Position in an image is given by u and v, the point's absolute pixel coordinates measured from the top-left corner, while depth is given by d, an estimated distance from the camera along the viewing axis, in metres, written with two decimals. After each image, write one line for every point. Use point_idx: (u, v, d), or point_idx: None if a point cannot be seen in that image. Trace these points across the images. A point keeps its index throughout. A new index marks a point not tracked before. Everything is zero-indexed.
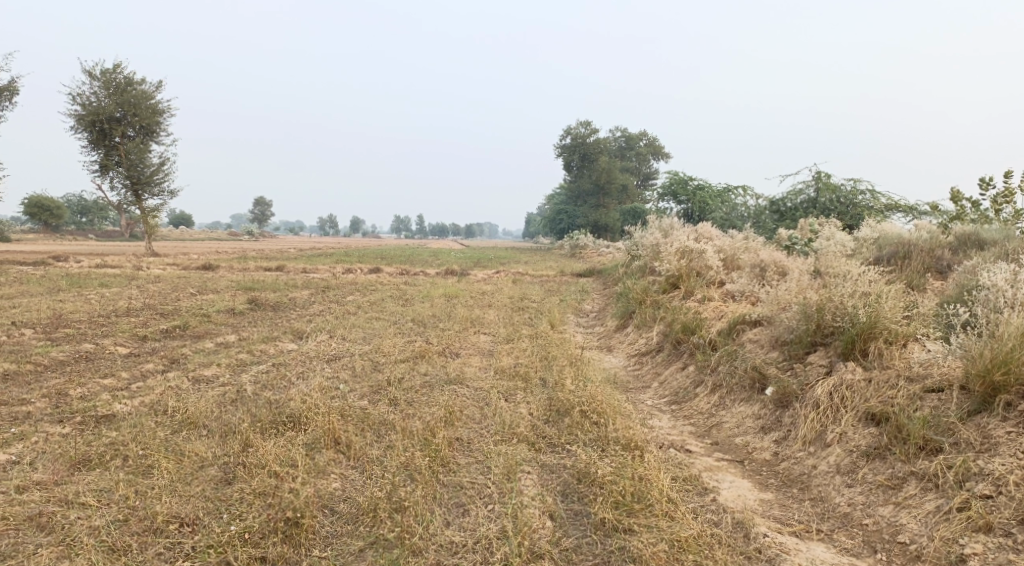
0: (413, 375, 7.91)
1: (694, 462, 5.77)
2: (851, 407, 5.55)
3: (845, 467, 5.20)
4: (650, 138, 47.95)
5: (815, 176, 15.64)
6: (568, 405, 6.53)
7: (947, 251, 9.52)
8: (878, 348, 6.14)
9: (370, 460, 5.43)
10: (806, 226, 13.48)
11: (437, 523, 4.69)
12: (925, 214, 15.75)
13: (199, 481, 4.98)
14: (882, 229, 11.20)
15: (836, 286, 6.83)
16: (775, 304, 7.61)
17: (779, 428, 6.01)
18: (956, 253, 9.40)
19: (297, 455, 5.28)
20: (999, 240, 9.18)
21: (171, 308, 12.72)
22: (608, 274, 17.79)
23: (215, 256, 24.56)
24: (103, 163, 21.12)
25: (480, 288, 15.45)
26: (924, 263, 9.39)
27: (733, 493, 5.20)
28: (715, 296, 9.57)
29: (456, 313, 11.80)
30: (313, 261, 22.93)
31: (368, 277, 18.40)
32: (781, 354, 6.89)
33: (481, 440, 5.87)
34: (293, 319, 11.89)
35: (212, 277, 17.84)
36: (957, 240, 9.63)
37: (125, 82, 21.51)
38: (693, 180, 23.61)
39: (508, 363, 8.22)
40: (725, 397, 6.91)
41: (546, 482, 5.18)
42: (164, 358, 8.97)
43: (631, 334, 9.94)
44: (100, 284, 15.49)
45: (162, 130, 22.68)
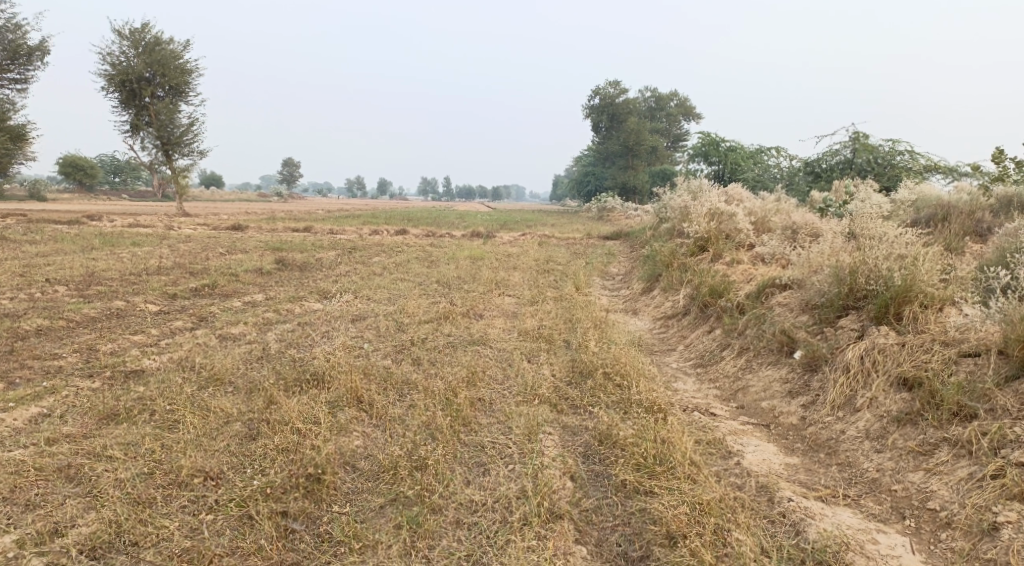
0: (437, 335, 7.91)
1: (719, 426, 5.70)
2: (883, 372, 5.42)
3: (874, 432, 5.09)
4: (682, 98, 46.99)
5: (851, 136, 15.18)
6: (592, 367, 6.48)
7: (988, 214, 9.23)
8: (913, 312, 5.96)
9: (392, 418, 5.44)
10: (841, 188, 13.14)
11: (457, 482, 4.68)
12: (966, 176, 15.27)
13: (223, 437, 5.03)
14: (920, 192, 10.88)
15: (870, 248, 6.64)
16: (806, 267, 7.45)
17: (807, 392, 5.90)
18: (997, 215, 9.10)
19: (319, 413, 5.30)
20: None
21: (200, 267, 12.83)
22: (636, 236, 17.58)
23: (244, 217, 24.78)
24: (134, 123, 21.27)
25: (506, 251, 15.36)
26: (964, 226, 9.12)
27: (758, 457, 5.13)
28: (744, 259, 9.41)
29: (481, 275, 11.75)
30: (341, 222, 22.98)
31: (394, 238, 18.39)
32: (811, 318, 6.74)
33: (503, 401, 5.86)
34: (320, 279, 11.94)
35: (241, 237, 17.97)
36: (999, 203, 9.32)
37: (154, 42, 21.49)
38: (725, 141, 23.06)
39: (533, 325, 8.18)
40: (752, 360, 6.81)
41: (568, 443, 5.15)
42: (193, 317, 9.07)
43: (658, 296, 9.83)
44: (131, 243, 15.68)
45: (191, 90, 22.71)
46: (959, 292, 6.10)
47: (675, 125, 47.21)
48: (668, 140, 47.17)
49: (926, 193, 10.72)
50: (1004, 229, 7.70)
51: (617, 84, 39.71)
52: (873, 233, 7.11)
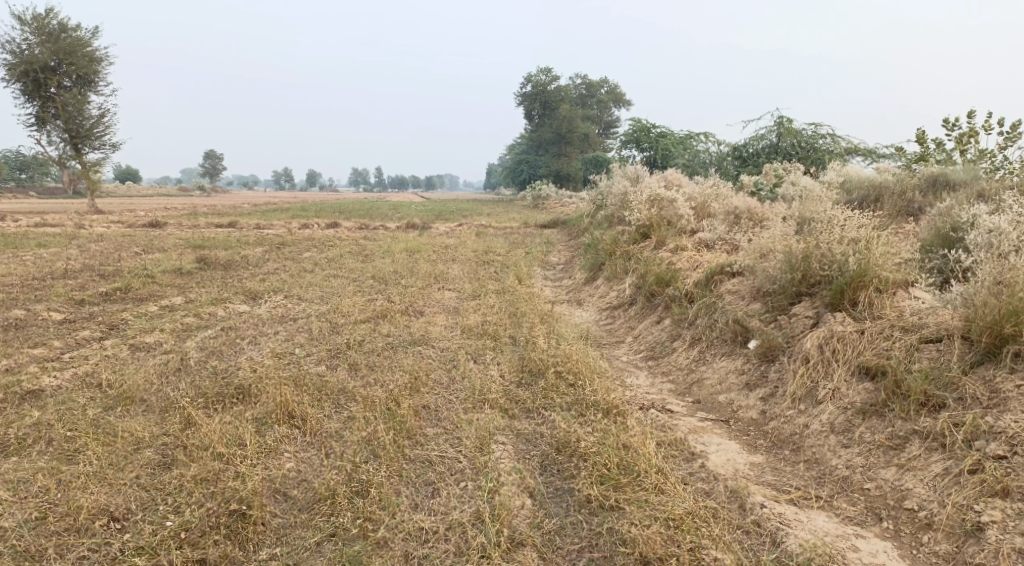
0: (375, 337, 7.39)
1: (678, 424, 5.41)
2: (844, 361, 5.21)
3: (840, 426, 4.87)
4: (611, 85, 47.20)
5: (776, 120, 15.26)
6: (542, 366, 6.12)
7: (920, 194, 9.24)
8: (869, 297, 5.78)
9: (328, 435, 4.94)
10: (772, 171, 13.13)
11: (404, 508, 4.24)
12: (885, 157, 15.62)
13: (132, 467, 4.45)
14: (849, 173, 10.90)
15: (821, 233, 6.45)
16: (755, 253, 7.23)
17: (766, 384, 5.65)
18: (927, 195, 9.13)
19: (245, 433, 4.76)
20: (972, 182, 8.91)
21: (113, 268, 11.89)
22: (574, 224, 17.31)
23: (164, 214, 23.46)
24: (39, 116, 19.77)
25: (443, 242, 14.87)
26: (897, 208, 9.10)
27: (723, 458, 4.85)
28: (687, 244, 9.16)
29: (418, 268, 11.24)
30: (269, 217, 22.01)
31: (325, 232, 17.64)
32: (763, 305, 6.52)
33: (449, 407, 5.43)
34: (245, 278, 11.22)
35: (159, 235, 16.90)
36: (929, 182, 9.36)
37: (59, 29, 20.02)
38: (656, 127, 23.02)
39: (476, 322, 7.75)
40: (705, 351, 6.55)
41: (523, 454, 4.75)
42: (103, 325, 8.28)
43: (602, 285, 9.54)
44: (38, 244, 14.53)
45: (102, 80, 21.30)
46: (911, 276, 5.96)
47: (606, 111, 47.38)
48: (599, 126, 47.35)
49: (854, 175, 10.73)
50: (940, 208, 7.65)
51: (547, 70, 39.42)
52: (820, 217, 6.93)
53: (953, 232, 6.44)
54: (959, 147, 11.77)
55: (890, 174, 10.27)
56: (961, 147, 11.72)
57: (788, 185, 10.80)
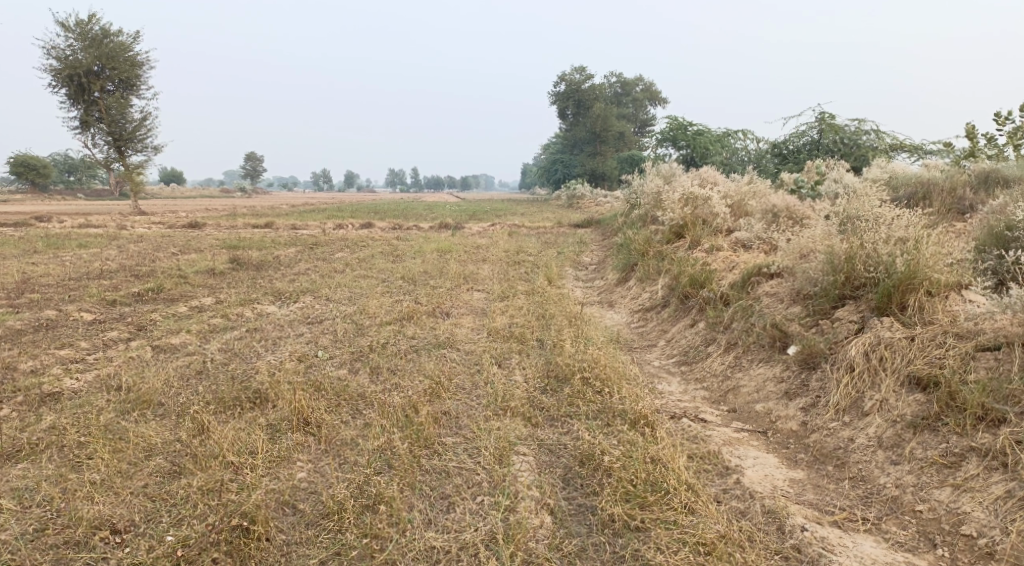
0: (399, 339, 7.20)
1: (712, 435, 5.11)
2: (892, 370, 4.86)
3: (888, 441, 4.53)
4: (648, 82, 46.62)
5: (818, 116, 14.74)
6: (569, 371, 5.85)
7: (971, 191, 8.75)
8: (919, 301, 5.41)
9: (343, 443, 4.75)
10: (813, 168, 12.65)
11: (416, 524, 4.04)
12: (932, 152, 15.01)
13: (139, 475, 4.33)
14: (894, 170, 10.42)
15: (866, 233, 6.08)
16: (795, 253, 6.87)
17: (806, 393, 5.31)
18: (980, 192, 8.65)
19: (257, 440, 4.61)
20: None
21: (147, 269, 11.93)
22: (608, 224, 16.95)
23: (203, 214, 23.68)
24: (83, 119, 20.08)
25: (475, 242, 14.65)
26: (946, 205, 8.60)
27: (759, 473, 4.54)
28: (723, 243, 8.80)
29: (448, 269, 11.04)
30: (304, 217, 22.06)
31: (359, 232, 17.58)
32: (803, 309, 6.16)
33: (470, 414, 5.21)
34: (275, 279, 11.14)
35: (196, 236, 17.02)
36: (980, 178, 8.87)
37: (102, 34, 20.30)
38: (693, 125, 22.54)
39: (503, 324, 7.51)
40: (741, 357, 6.21)
41: (545, 467, 4.51)
42: (130, 326, 8.24)
43: (634, 287, 9.23)
44: (78, 245, 14.72)
45: (143, 84, 21.58)
46: (964, 278, 5.57)
47: (641, 110, 46.81)
48: (635, 125, 46.80)
49: (899, 172, 10.25)
50: (993, 206, 7.19)
51: (581, 70, 39.05)
52: (865, 215, 6.56)
53: (1007, 231, 6.06)
54: (1011, 141, 11.20)
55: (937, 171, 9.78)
56: (1013, 142, 11.15)
57: (829, 182, 10.37)
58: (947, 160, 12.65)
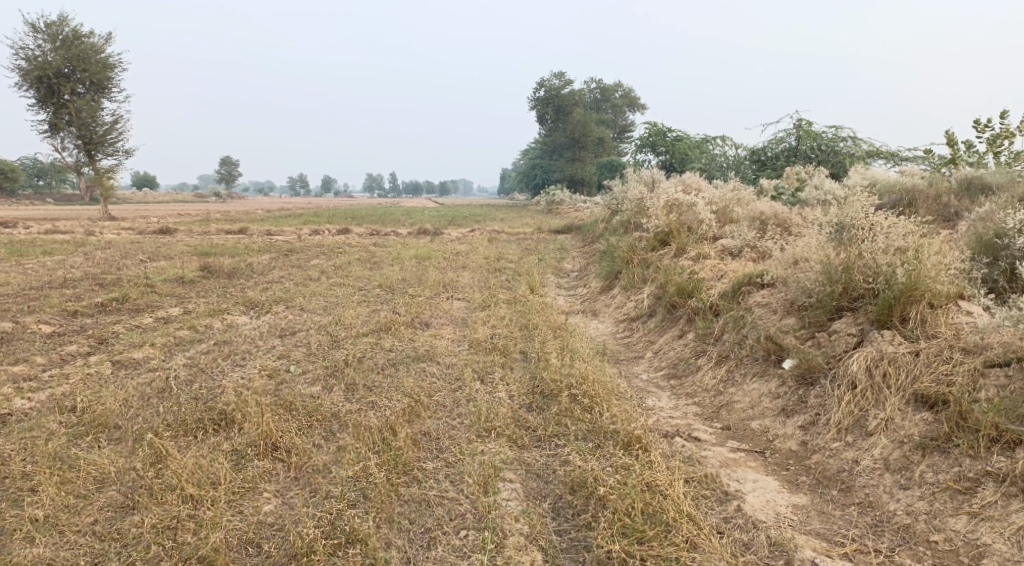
0: (376, 352, 6.85)
1: (708, 455, 4.83)
2: (897, 387, 4.62)
3: (896, 464, 4.30)
4: (626, 88, 46.63)
5: (795, 122, 14.62)
6: (555, 387, 5.55)
7: (956, 198, 8.57)
8: (920, 314, 5.17)
9: (315, 469, 4.42)
10: (793, 174, 12.48)
11: (394, 564, 3.76)
12: (908, 159, 14.98)
13: (89, 510, 3.99)
14: (875, 176, 10.26)
15: (863, 241, 5.82)
16: (787, 261, 6.61)
17: (805, 410, 5.05)
18: (964, 199, 8.49)
19: (220, 469, 4.26)
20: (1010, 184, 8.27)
21: (113, 277, 11.44)
22: (588, 230, 16.68)
23: (176, 220, 23.08)
24: (52, 122, 19.43)
25: (454, 249, 14.31)
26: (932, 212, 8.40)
27: (761, 499, 4.28)
28: (710, 251, 8.54)
29: (427, 277, 10.69)
30: (279, 223, 21.56)
31: (335, 239, 17.16)
32: (798, 320, 5.91)
33: (452, 435, 4.89)
34: (248, 288, 10.72)
35: (167, 242, 16.49)
36: (964, 185, 8.71)
37: (72, 35, 19.71)
38: (672, 131, 22.43)
39: (485, 336, 7.19)
40: (733, 370, 5.95)
41: (533, 495, 4.24)
42: (92, 339, 7.79)
43: (618, 295, 8.96)
44: (43, 251, 14.16)
45: (115, 86, 20.98)
46: (965, 289, 5.35)
47: (620, 115, 46.77)
48: (614, 131, 46.77)
49: (880, 178, 10.07)
50: (981, 213, 7.01)
51: (559, 75, 38.87)
52: (858, 223, 6.31)
53: (997, 239, 5.84)
54: (991, 148, 11.09)
55: (918, 177, 9.62)
56: (993, 149, 11.04)
57: (810, 189, 10.17)
58: (926, 167, 12.54)
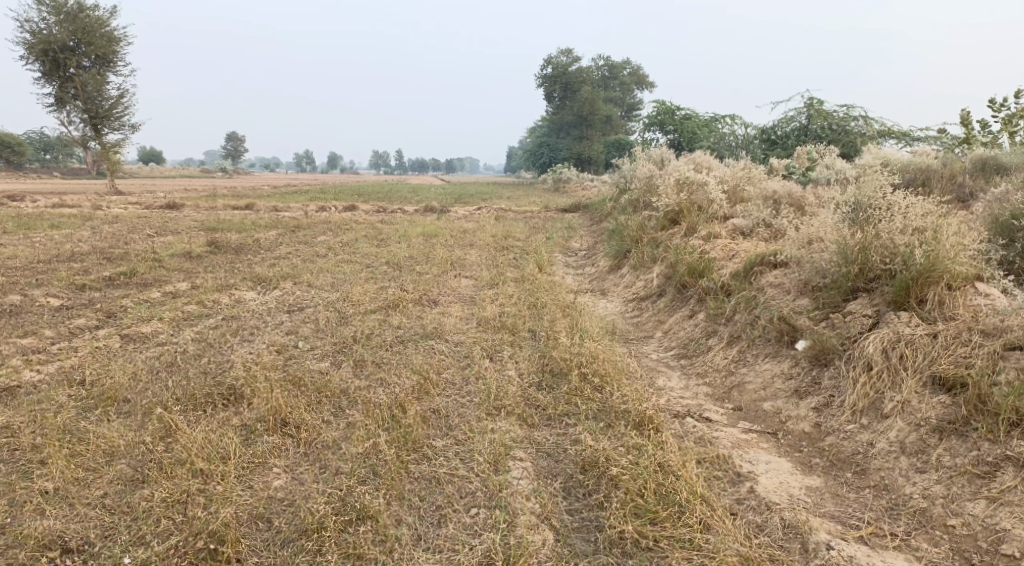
0: (384, 329, 6.81)
1: (719, 436, 4.79)
2: (914, 370, 4.56)
3: (912, 447, 4.25)
4: (635, 66, 46.13)
5: (806, 101, 14.42)
6: (565, 365, 5.51)
7: (970, 178, 8.45)
8: (938, 296, 5.09)
9: (325, 445, 4.40)
10: (804, 153, 12.33)
11: (405, 541, 3.74)
12: (920, 140, 14.80)
13: (98, 483, 3.98)
14: (888, 155, 10.10)
15: (880, 221, 5.72)
16: (801, 241, 6.52)
17: (818, 392, 4.99)
18: (979, 179, 8.36)
19: (230, 443, 4.24)
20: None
21: (120, 252, 11.40)
22: (596, 208, 16.57)
23: (183, 195, 23.00)
24: (58, 96, 19.33)
25: (461, 227, 14.23)
26: (945, 191, 8.28)
27: (774, 481, 4.25)
28: (721, 231, 8.44)
29: (434, 254, 10.62)
30: (286, 200, 21.47)
31: (342, 215, 17.09)
32: (812, 301, 5.83)
33: (461, 413, 4.85)
34: (255, 264, 10.67)
35: (174, 217, 16.44)
36: (978, 165, 8.58)
37: (77, 8, 19.54)
38: (681, 110, 22.22)
39: (493, 314, 7.14)
40: (745, 351, 5.88)
41: (544, 475, 4.22)
42: (100, 313, 7.77)
43: (627, 274, 8.89)
44: (51, 225, 14.14)
45: (120, 60, 20.82)
46: (983, 271, 5.26)
47: (628, 93, 46.34)
48: (622, 109, 46.37)
49: (892, 158, 9.93)
50: (997, 193, 6.89)
51: (568, 52, 38.49)
52: (874, 203, 6.22)
53: (1014, 221, 5.73)
54: (1006, 128, 10.93)
55: (931, 157, 9.49)
56: (1008, 129, 10.87)
57: (821, 168, 10.05)
58: (939, 147, 12.38)
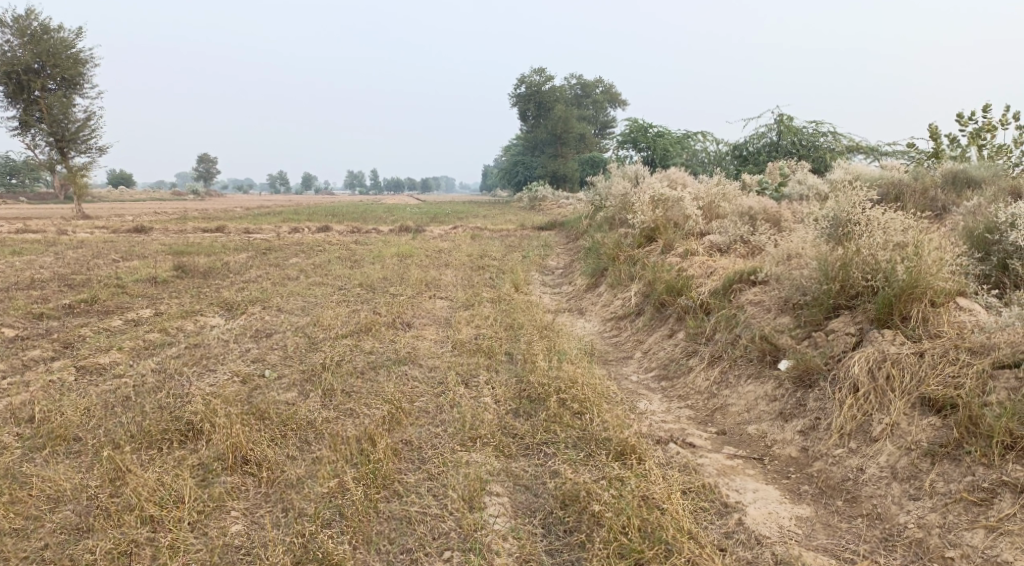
0: (355, 355, 6.55)
1: (704, 463, 4.61)
2: (902, 391, 4.41)
3: (904, 472, 4.11)
4: (607, 83, 46.37)
5: (776, 117, 14.43)
6: (543, 391, 5.29)
7: (942, 192, 8.40)
8: (922, 312, 4.95)
9: (288, 484, 4.16)
10: (776, 169, 12.29)
11: None
12: (888, 154, 14.88)
13: (38, 533, 3.76)
14: (859, 170, 10.07)
15: (859, 237, 5.59)
16: (780, 257, 6.39)
17: (804, 414, 4.82)
18: (951, 192, 8.31)
19: (185, 486, 4.02)
20: (996, 177, 8.12)
21: (82, 278, 11.00)
22: (572, 226, 16.43)
23: (152, 219, 22.49)
24: (22, 119, 18.83)
25: (436, 246, 14.00)
26: (918, 205, 8.22)
27: (762, 511, 4.10)
28: (698, 247, 8.30)
29: (409, 275, 10.37)
30: (258, 221, 21.11)
31: (315, 236, 16.78)
32: (793, 319, 5.68)
33: (435, 444, 4.62)
34: (223, 288, 10.34)
35: (142, 241, 16.03)
36: (949, 178, 8.55)
37: (42, 30, 19.11)
38: (653, 127, 22.26)
39: (468, 336, 6.91)
40: (727, 371, 5.71)
41: (522, 511, 4.03)
42: (56, 343, 7.41)
43: (604, 293, 8.72)
44: (12, 251, 13.68)
45: (86, 82, 20.39)
46: (965, 285, 5.15)
47: (601, 111, 46.55)
48: (595, 127, 46.57)
49: (863, 172, 9.89)
50: (971, 207, 6.83)
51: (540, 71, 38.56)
52: (851, 218, 6.10)
53: (990, 234, 5.64)
54: (974, 142, 10.96)
55: (902, 171, 9.45)
56: (977, 142, 10.91)
57: (794, 184, 9.99)
58: (908, 161, 12.39)
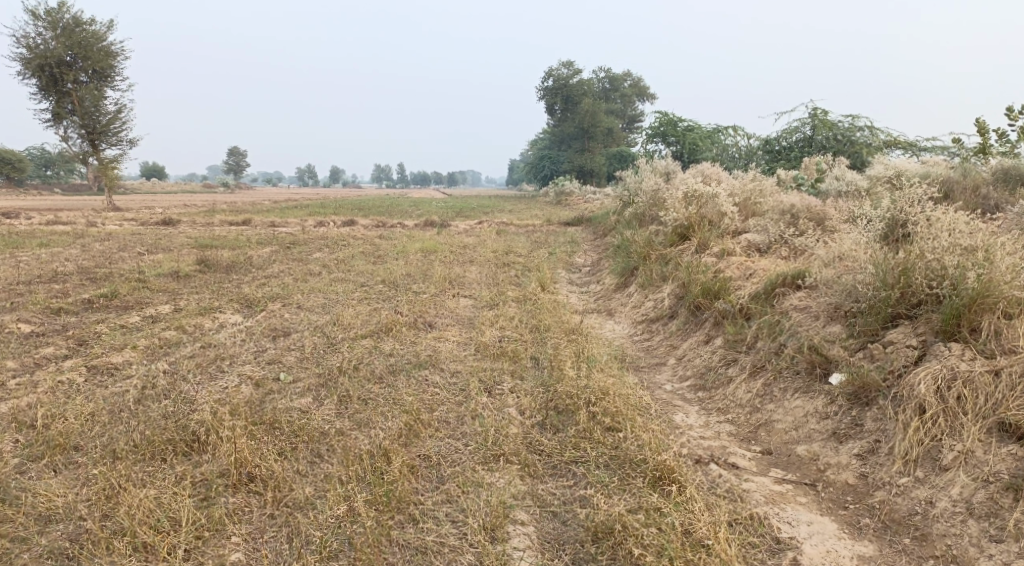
0: (373, 357, 6.21)
1: (751, 488, 4.19)
2: (977, 415, 3.96)
3: (981, 508, 3.71)
4: (637, 77, 45.67)
5: (810, 111, 13.82)
6: (571, 401, 4.87)
7: (992, 191, 7.78)
8: (993, 324, 4.47)
9: (295, 505, 3.85)
10: (812, 165, 11.72)
11: None
12: (927, 150, 14.24)
13: (22, 559, 3.51)
14: (899, 166, 9.47)
15: (921, 239, 5.08)
16: (830, 259, 5.89)
17: (861, 435, 4.38)
18: (1006, 190, 7.74)
19: (183, 509, 3.73)
20: None
21: (104, 271, 10.79)
22: (600, 221, 15.97)
23: (179, 210, 22.43)
24: (55, 111, 18.82)
25: (461, 242, 13.64)
26: (968, 203, 7.69)
27: (821, 549, 3.73)
28: (735, 247, 7.83)
29: (433, 272, 10.01)
30: (285, 214, 20.93)
31: (340, 230, 16.52)
32: (845, 328, 5.19)
33: (455, 459, 4.25)
34: (245, 283, 10.07)
35: (168, 234, 15.89)
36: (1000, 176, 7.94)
37: (74, 23, 19.04)
38: (684, 120, 21.73)
39: (493, 339, 6.52)
40: (771, 384, 5.24)
41: (550, 544, 3.69)
42: (70, 340, 7.15)
43: (635, 294, 8.27)
44: (38, 244, 13.57)
45: (117, 74, 20.30)
46: None
47: (630, 105, 45.91)
48: (623, 121, 45.97)
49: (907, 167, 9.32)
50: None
51: (570, 65, 38.01)
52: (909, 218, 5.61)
53: None
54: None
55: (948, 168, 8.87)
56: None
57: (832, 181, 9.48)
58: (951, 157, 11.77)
